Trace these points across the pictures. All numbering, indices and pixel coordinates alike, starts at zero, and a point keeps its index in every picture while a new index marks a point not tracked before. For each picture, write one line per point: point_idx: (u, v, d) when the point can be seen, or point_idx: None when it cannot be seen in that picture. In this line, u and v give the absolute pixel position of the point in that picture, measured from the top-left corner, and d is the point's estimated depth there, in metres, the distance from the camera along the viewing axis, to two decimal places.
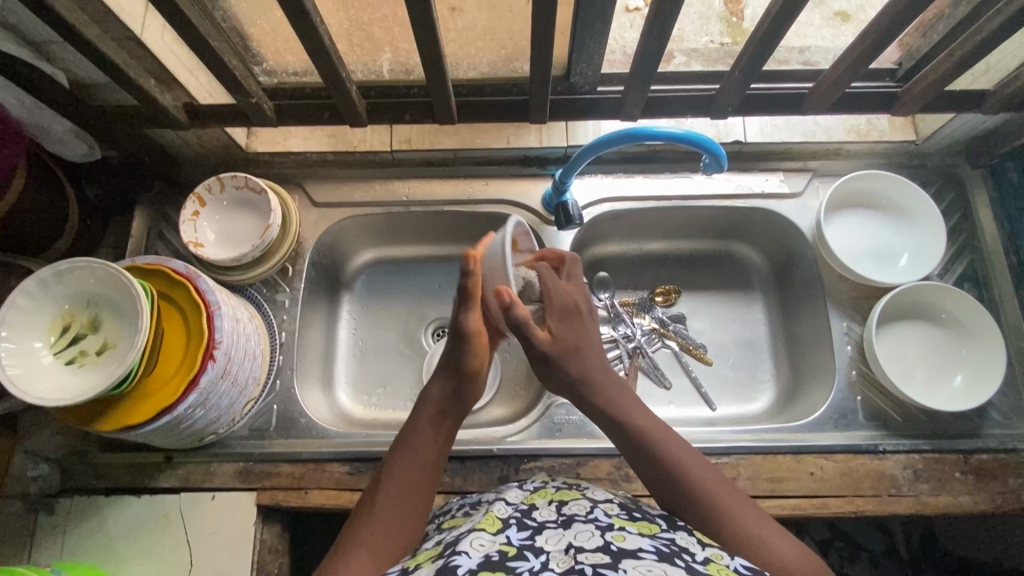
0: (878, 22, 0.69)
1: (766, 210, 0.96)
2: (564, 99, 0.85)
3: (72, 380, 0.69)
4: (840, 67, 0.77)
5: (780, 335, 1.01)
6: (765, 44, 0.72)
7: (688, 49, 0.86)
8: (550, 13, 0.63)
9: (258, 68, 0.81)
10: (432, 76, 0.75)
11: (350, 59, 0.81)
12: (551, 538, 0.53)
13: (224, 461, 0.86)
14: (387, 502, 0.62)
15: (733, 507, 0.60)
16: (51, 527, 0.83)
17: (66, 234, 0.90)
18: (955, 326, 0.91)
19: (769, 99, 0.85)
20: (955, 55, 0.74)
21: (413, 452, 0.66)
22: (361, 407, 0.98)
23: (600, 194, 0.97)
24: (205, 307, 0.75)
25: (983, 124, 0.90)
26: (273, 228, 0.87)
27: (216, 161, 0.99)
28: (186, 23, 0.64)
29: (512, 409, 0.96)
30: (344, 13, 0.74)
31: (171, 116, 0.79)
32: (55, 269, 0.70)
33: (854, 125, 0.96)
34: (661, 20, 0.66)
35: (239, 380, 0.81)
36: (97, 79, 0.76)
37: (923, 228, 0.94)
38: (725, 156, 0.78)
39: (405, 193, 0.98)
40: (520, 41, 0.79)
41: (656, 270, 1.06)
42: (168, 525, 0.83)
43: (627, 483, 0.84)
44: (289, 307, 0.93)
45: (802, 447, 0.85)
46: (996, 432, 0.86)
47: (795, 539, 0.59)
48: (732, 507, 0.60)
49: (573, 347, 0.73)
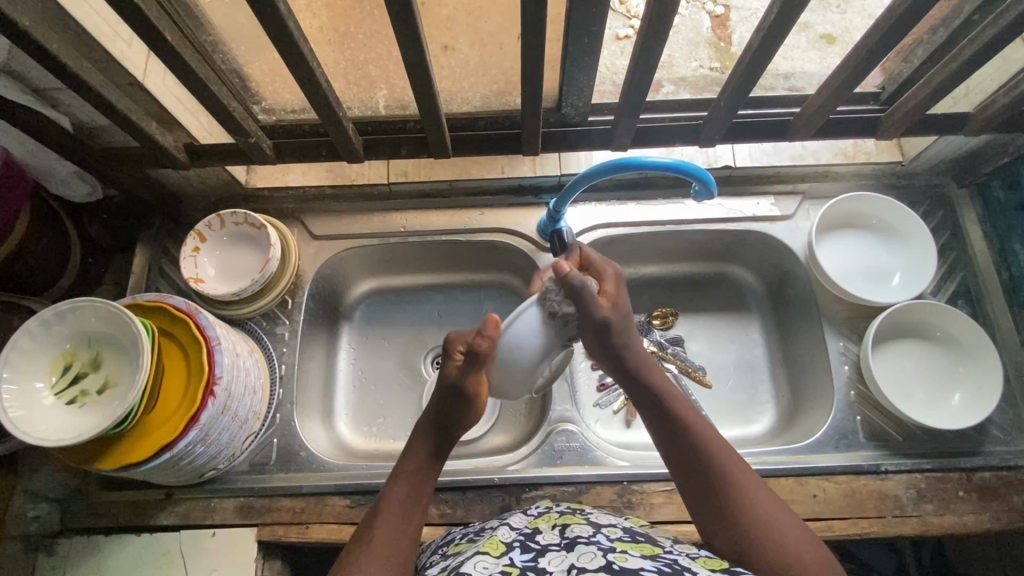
0: (859, 49, 0.71)
1: (757, 233, 0.98)
2: (556, 131, 0.86)
3: (73, 420, 0.69)
4: (823, 94, 0.78)
5: (779, 356, 1.01)
6: (750, 73, 0.74)
7: (677, 77, 0.91)
8: (539, 50, 0.66)
9: (257, 107, 0.83)
10: (428, 112, 0.77)
11: (347, 97, 0.83)
12: (554, 559, 0.52)
13: (224, 497, 0.86)
14: (388, 525, 0.61)
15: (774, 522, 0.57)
16: (50, 568, 0.83)
17: (70, 272, 0.92)
18: (951, 344, 0.91)
19: (757, 125, 0.87)
20: (935, 80, 0.76)
21: (414, 478, 0.66)
22: (361, 438, 0.98)
23: (595, 220, 0.98)
24: (206, 342, 0.76)
25: (966, 145, 0.92)
26: (273, 262, 0.88)
27: (216, 198, 1.00)
28: (187, 68, 0.65)
29: (513, 438, 0.96)
30: (340, 54, 0.76)
31: (171, 157, 0.81)
32: (56, 309, 0.71)
33: (841, 148, 0.99)
34: (647, 54, 0.69)
35: (239, 415, 0.81)
36: (99, 122, 0.78)
37: (912, 247, 0.95)
38: (715, 182, 0.79)
39: (403, 224, 1.00)
40: (512, 77, 0.81)
41: (653, 293, 1.06)
42: (168, 563, 0.82)
43: (630, 509, 0.84)
44: (289, 339, 0.94)
45: (803, 469, 0.85)
46: (998, 450, 0.86)
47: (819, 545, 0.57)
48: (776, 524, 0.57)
49: (624, 318, 0.70)
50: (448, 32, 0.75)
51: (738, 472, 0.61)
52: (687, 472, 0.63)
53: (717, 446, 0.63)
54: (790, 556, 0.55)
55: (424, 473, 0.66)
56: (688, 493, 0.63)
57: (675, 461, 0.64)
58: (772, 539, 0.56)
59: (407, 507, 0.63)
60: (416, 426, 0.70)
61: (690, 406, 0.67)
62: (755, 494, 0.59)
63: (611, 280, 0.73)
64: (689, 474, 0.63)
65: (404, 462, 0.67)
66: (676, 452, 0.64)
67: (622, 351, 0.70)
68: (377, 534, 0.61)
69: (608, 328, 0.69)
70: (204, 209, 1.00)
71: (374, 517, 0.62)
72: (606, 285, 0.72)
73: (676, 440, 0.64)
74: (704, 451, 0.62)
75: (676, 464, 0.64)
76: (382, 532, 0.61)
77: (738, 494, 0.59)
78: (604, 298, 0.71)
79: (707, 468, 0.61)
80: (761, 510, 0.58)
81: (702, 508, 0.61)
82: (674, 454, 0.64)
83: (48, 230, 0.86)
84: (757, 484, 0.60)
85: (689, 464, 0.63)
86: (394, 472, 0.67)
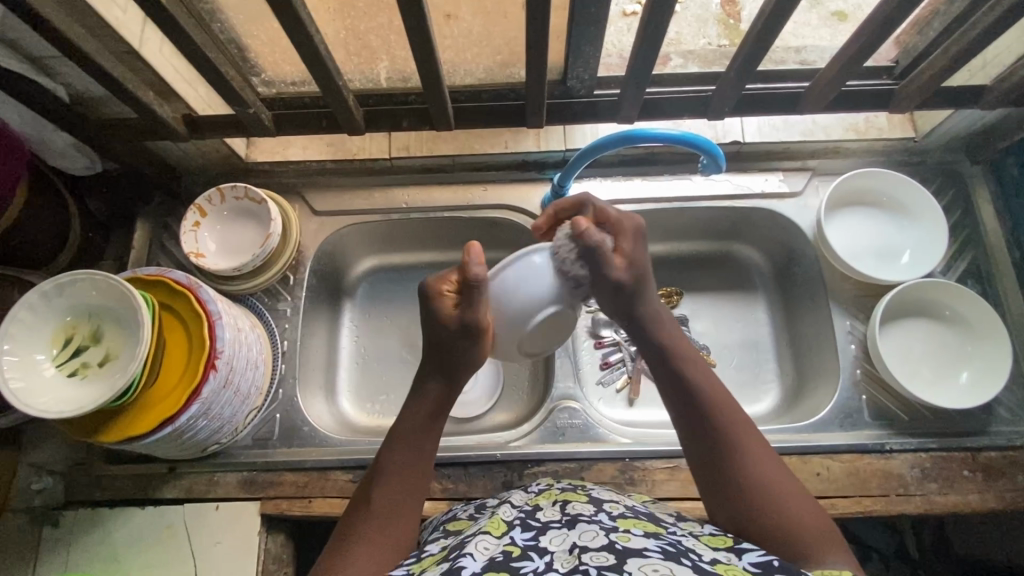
0: (872, 19, 0.69)
1: (765, 209, 0.96)
2: (560, 104, 0.85)
3: (74, 392, 0.69)
4: (835, 66, 0.76)
5: (784, 336, 1.00)
6: (759, 43, 0.72)
7: (685, 50, 0.87)
8: (543, 18, 0.64)
9: (256, 79, 0.81)
10: (430, 83, 0.75)
11: (348, 68, 0.81)
12: (555, 538, 0.52)
13: (227, 471, 0.86)
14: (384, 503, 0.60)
15: (778, 495, 0.56)
16: (56, 540, 0.83)
17: (69, 247, 0.91)
18: (960, 323, 0.90)
19: (766, 99, 0.85)
20: (950, 52, 0.74)
21: (413, 446, 0.64)
22: (363, 415, 0.98)
23: (600, 197, 0.97)
24: (206, 317, 0.75)
25: (981, 120, 0.90)
26: (273, 236, 0.87)
27: (216, 172, 0.99)
28: (182, 33, 0.64)
29: (515, 415, 0.96)
30: (341, 23, 0.75)
31: (169, 129, 0.80)
32: (56, 281, 0.71)
33: (852, 123, 0.97)
34: (655, 23, 0.67)
35: (241, 389, 0.81)
36: (97, 92, 0.77)
37: (923, 225, 0.93)
38: (723, 156, 0.79)
39: (405, 200, 0.98)
40: (516, 47, 0.80)
41: (658, 272, 1.05)
42: (172, 535, 0.83)
43: (632, 486, 0.83)
44: (291, 316, 0.94)
45: (807, 447, 0.84)
46: (1004, 429, 0.85)
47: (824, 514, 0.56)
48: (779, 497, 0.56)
49: (638, 274, 0.66)
50: (451, 1, 0.73)
51: (745, 437, 0.60)
52: (697, 437, 0.61)
53: (728, 408, 0.62)
54: (797, 525, 0.54)
55: (424, 434, 0.65)
56: (694, 463, 0.61)
57: (686, 421, 0.62)
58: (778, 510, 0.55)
59: (410, 469, 0.63)
60: (410, 387, 0.67)
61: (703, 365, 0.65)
62: (761, 460, 0.59)
63: (629, 234, 0.67)
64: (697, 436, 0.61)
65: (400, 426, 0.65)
66: (687, 408, 0.62)
67: (636, 309, 0.67)
68: (378, 501, 0.61)
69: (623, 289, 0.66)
70: (205, 183, 0.99)
71: (373, 483, 0.62)
72: (622, 239, 0.67)
73: (688, 398, 0.62)
74: (717, 411, 0.61)
75: (686, 427, 0.62)
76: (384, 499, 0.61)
77: (740, 462, 0.58)
78: (617, 255, 0.66)
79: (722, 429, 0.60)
80: (766, 476, 0.57)
81: (705, 477, 0.60)
82: (685, 410, 0.62)
83: (47, 203, 0.86)
84: (761, 451, 0.59)
85: (701, 426, 0.61)
86: (391, 437, 0.65)
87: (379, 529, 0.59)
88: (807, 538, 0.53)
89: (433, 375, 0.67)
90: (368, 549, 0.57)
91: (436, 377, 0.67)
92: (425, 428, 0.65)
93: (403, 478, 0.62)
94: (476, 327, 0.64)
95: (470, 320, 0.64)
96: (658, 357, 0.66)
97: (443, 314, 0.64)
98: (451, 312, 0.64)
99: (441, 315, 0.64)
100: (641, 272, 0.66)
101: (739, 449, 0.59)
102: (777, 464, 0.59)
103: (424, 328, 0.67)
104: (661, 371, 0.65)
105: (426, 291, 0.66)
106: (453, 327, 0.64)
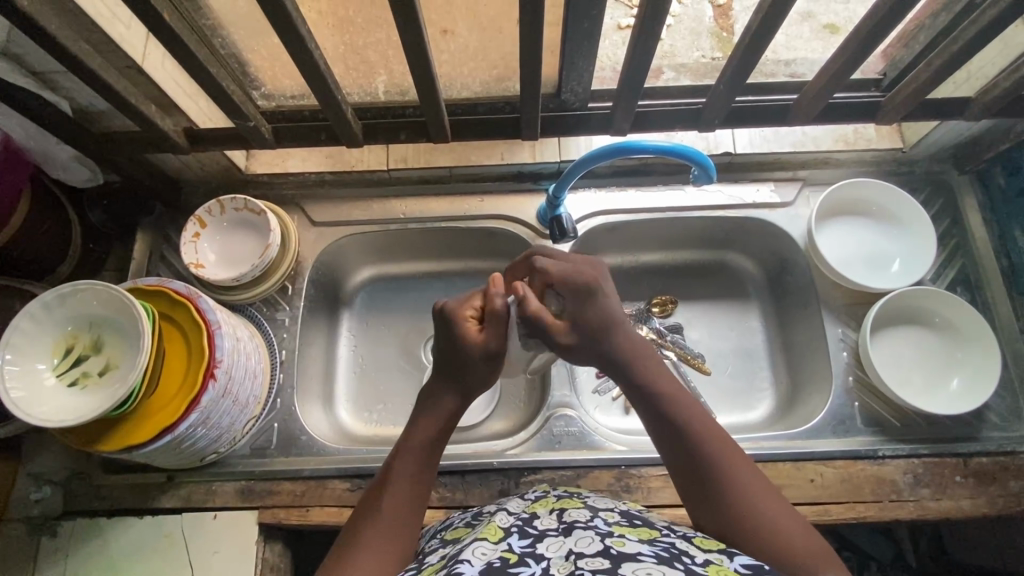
0: (857, 33, 0.71)
1: (756, 219, 0.98)
2: (555, 116, 0.86)
3: (75, 402, 0.70)
4: (823, 79, 0.78)
5: (778, 344, 1.01)
6: (748, 57, 0.74)
7: (678, 64, 0.91)
8: (538, 33, 0.65)
9: (256, 92, 0.83)
10: (426, 97, 0.76)
11: (347, 82, 0.83)
12: (551, 544, 0.53)
13: (226, 481, 0.87)
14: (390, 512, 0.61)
15: (767, 513, 0.57)
16: (53, 550, 0.83)
17: (70, 257, 0.92)
18: (949, 329, 0.91)
19: (756, 111, 0.87)
20: (934, 65, 0.76)
21: (418, 458, 0.64)
22: (361, 424, 0.98)
23: (594, 207, 0.98)
24: (206, 327, 0.76)
25: (967, 131, 0.92)
26: (273, 247, 0.88)
27: (216, 184, 1.01)
28: (185, 49, 0.65)
29: (512, 423, 0.97)
30: (339, 38, 0.76)
31: (170, 141, 0.81)
32: (58, 292, 0.72)
33: (842, 135, 0.99)
34: (647, 37, 0.68)
35: (240, 398, 0.82)
36: (99, 106, 0.79)
37: (913, 235, 0.95)
38: (714, 168, 0.80)
39: (402, 211, 1.00)
40: (511, 62, 0.81)
41: (652, 280, 1.06)
42: (170, 545, 0.83)
43: (628, 493, 0.84)
44: (289, 325, 0.94)
45: (800, 453, 0.85)
46: (995, 435, 0.86)
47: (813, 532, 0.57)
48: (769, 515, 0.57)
49: (602, 319, 0.68)
50: (447, 17, 0.75)
51: (731, 459, 0.61)
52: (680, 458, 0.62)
53: (709, 428, 0.63)
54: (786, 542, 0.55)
55: (430, 449, 0.65)
56: (683, 483, 0.62)
57: (664, 444, 0.64)
58: (768, 528, 0.56)
59: (414, 482, 0.63)
60: (422, 400, 0.68)
61: (680, 389, 0.66)
62: (749, 482, 0.59)
63: (585, 287, 0.69)
64: (680, 456, 0.63)
65: (413, 432, 0.66)
66: (663, 433, 0.64)
67: (610, 351, 0.68)
68: (383, 509, 0.61)
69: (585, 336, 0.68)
70: (204, 195, 1.00)
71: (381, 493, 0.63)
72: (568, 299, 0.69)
73: (665, 426, 0.64)
74: (699, 440, 0.62)
75: (667, 451, 0.64)
76: (391, 505, 0.61)
77: (729, 479, 0.60)
78: (603, 292, 0.69)
79: (703, 450, 0.62)
80: (750, 493, 0.59)
81: (693, 495, 0.61)
82: (669, 443, 0.63)
83: (49, 215, 0.87)
84: (750, 471, 0.61)
85: (682, 447, 0.62)
86: (396, 451, 0.65)
87: (384, 537, 0.59)
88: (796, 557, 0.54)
89: (448, 391, 0.67)
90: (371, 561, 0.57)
91: (452, 398, 0.67)
92: (432, 442, 0.65)
93: (409, 488, 0.63)
94: (497, 354, 0.66)
95: (496, 349, 0.66)
96: (639, 398, 0.66)
97: (467, 337, 0.66)
98: (475, 336, 0.66)
99: (463, 337, 0.66)
100: (600, 323, 0.68)
101: (727, 469, 0.60)
102: (768, 485, 0.60)
103: (442, 348, 0.68)
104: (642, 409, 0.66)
105: (445, 313, 0.68)
106: (475, 350, 0.66)
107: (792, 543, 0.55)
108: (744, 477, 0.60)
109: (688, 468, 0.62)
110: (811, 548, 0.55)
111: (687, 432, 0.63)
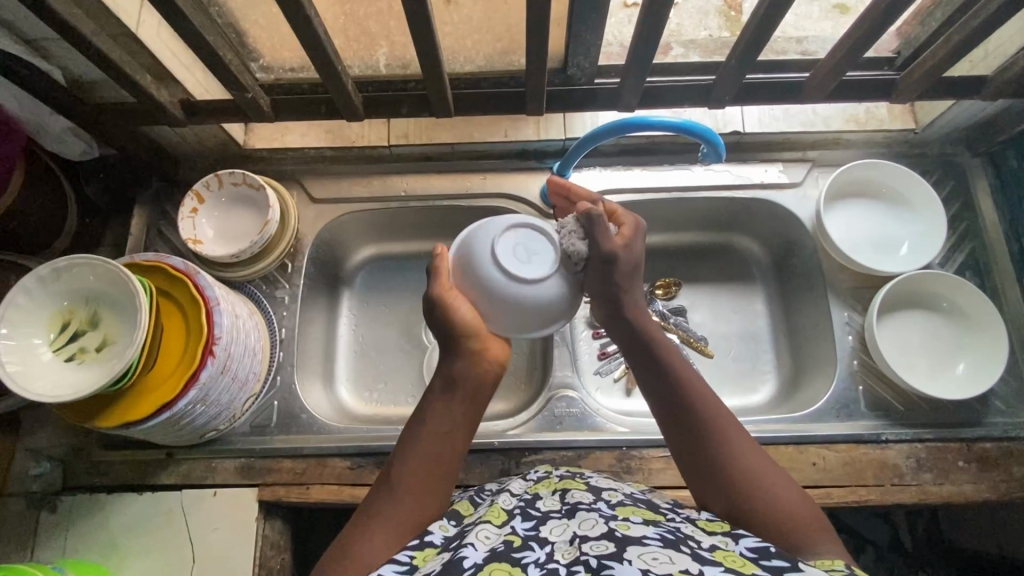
0: (873, 9, 0.69)
1: (764, 200, 0.96)
2: (561, 91, 0.84)
3: (72, 376, 0.69)
4: (836, 55, 0.76)
5: (782, 327, 1.00)
6: (762, 32, 0.71)
7: (686, 40, 0.86)
8: (544, 4, 0.63)
9: (255, 64, 0.81)
10: (428, 69, 0.74)
11: (347, 54, 0.81)
12: (555, 528, 0.52)
13: (225, 458, 0.87)
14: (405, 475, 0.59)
15: (765, 486, 0.56)
16: (52, 526, 0.83)
17: (66, 233, 0.91)
18: (956, 314, 0.90)
19: (767, 88, 0.85)
20: (951, 42, 0.74)
21: (433, 417, 0.62)
22: (361, 403, 0.98)
23: (599, 186, 0.96)
24: (205, 302, 0.75)
25: (982, 111, 0.90)
26: (272, 223, 0.87)
27: (214, 159, 0.99)
28: (181, 17, 0.63)
29: (512, 405, 0.96)
30: (340, 8, 0.74)
31: (167, 113, 0.79)
32: (53, 265, 0.70)
33: (853, 115, 0.97)
34: (658, 9, 0.66)
35: (239, 376, 0.81)
36: (93, 75, 0.77)
37: (923, 218, 0.93)
38: (724, 146, 0.79)
39: (404, 188, 0.98)
40: (517, 34, 0.79)
41: (656, 263, 1.05)
42: (170, 521, 0.83)
43: (629, 474, 0.84)
44: (289, 303, 0.94)
45: (803, 437, 0.85)
46: (998, 420, 0.86)
47: (810, 504, 0.56)
48: (767, 488, 0.56)
49: (633, 265, 0.66)
50: None
51: (729, 431, 0.60)
52: (678, 429, 0.61)
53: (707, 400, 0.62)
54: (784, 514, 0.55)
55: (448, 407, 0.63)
56: (681, 455, 0.61)
57: (664, 416, 0.62)
58: (766, 501, 0.56)
59: (429, 442, 0.61)
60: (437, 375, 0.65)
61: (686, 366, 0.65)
62: (749, 454, 0.59)
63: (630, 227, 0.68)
64: (674, 426, 0.62)
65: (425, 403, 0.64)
66: (666, 407, 0.63)
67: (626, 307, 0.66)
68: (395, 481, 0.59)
69: (614, 259, 0.64)
70: (203, 170, 0.99)
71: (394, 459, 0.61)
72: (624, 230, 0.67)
73: (669, 397, 0.63)
74: (699, 412, 0.61)
75: (664, 420, 0.63)
76: (401, 475, 0.59)
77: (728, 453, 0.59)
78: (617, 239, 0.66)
79: (703, 421, 0.60)
80: (748, 465, 0.58)
81: (692, 468, 0.60)
82: (669, 415, 0.62)
83: (45, 188, 0.85)
84: (748, 445, 0.60)
85: (682, 421, 0.61)
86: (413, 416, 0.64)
87: (393, 508, 0.57)
88: (793, 528, 0.54)
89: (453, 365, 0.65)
90: (388, 527, 0.55)
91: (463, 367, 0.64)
92: (449, 399, 0.63)
93: (423, 450, 0.60)
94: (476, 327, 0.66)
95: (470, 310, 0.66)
96: (643, 367, 0.65)
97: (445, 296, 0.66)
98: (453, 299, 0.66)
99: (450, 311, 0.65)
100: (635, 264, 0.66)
101: (727, 439, 0.59)
102: (765, 457, 0.59)
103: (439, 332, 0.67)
104: (644, 378, 0.65)
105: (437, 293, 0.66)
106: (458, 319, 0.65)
107: (789, 515, 0.55)
108: (743, 450, 0.59)
109: (686, 440, 0.61)
110: (809, 519, 0.55)
111: (690, 404, 0.61)
